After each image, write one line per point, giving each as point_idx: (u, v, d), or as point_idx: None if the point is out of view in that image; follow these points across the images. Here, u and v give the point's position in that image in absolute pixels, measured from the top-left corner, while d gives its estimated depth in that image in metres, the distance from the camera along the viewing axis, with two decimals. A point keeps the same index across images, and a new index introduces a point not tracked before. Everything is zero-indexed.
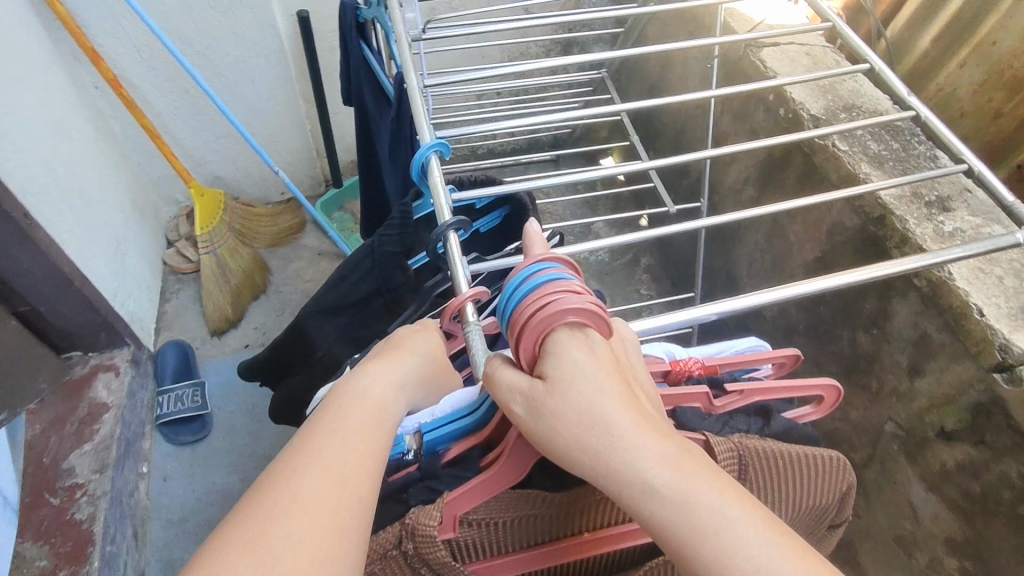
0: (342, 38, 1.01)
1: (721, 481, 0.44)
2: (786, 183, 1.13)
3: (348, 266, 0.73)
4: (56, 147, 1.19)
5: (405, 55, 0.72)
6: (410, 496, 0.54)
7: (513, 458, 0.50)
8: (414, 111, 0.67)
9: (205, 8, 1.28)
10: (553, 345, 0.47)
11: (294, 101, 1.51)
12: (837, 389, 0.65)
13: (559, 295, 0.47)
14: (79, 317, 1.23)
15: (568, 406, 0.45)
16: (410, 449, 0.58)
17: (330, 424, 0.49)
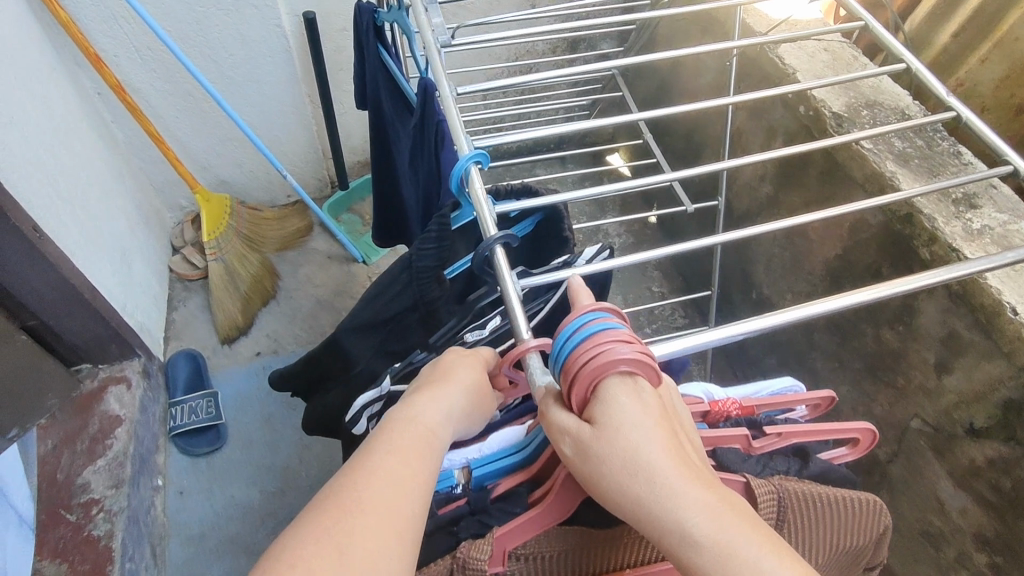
0: (357, 41, 0.98)
1: (763, 535, 0.42)
2: (805, 181, 1.12)
3: (386, 280, 0.72)
4: (61, 156, 1.16)
5: (434, 62, 0.70)
6: (462, 530, 0.53)
7: (569, 491, 0.50)
8: (449, 120, 0.65)
9: (209, 10, 1.25)
10: (604, 393, 0.46)
11: (299, 103, 1.49)
12: (873, 431, 0.66)
13: (611, 344, 0.46)
14: (89, 330, 1.20)
15: (616, 454, 0.44)
16: (460, 484, 0.60)
17: (377, 456, 0.47)
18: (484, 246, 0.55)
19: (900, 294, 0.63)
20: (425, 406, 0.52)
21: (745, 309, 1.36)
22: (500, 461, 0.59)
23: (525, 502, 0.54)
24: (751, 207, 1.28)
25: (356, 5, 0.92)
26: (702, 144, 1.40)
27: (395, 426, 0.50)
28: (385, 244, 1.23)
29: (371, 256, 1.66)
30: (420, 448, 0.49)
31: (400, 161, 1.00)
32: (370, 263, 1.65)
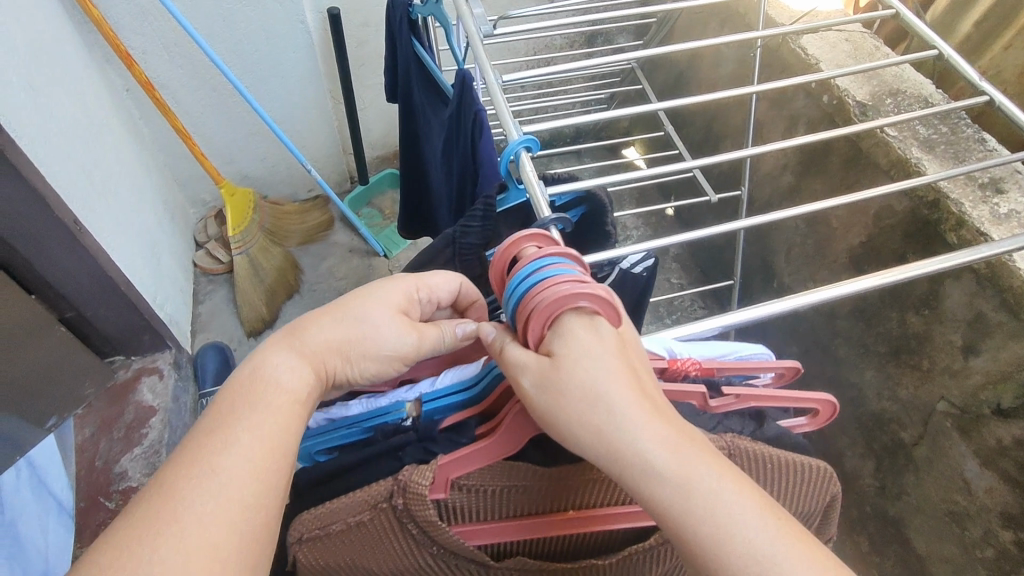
0: (391, 32, 1.00)
1: (718, 464, 0.46)
2: (828, 169, 1.14)
3: (428, 257, 0.74)
4: (95, 151, 1.18)
5: (479, 51, 0.71)
6: (406, 454, 0.54)
7: (513, 425, 0.50)
8: (496, 106, 0.66)
9: (237, 5, 1.27)
10: (563, 329, 0.48)
11: (321, 97, 1.50)
12: (834, 404, 0.63)
13: (572, 285, 0.48)
14: (123, 322, 1.23)
15: (574, 387, 0.47)
16: (409, 416, 0.57)
17: (228, 423, 0.47)
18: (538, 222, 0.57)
19: (936, 271, 0.65)
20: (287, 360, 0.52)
21: (765, 297, 1.38)
22: (453, 394, 0.56)
23: (472, 434, 0.53)
24: (773, 196, 1.30)
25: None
26: (722, 134, 1.42)
27: (253, 386, 0.50)
28: (410, 234, 1.25)
29: (391, 249, 1.67)
30: (286, 407, 0.49)
31: (431, 149, 1.02)
32: (390, 256, 1.66)
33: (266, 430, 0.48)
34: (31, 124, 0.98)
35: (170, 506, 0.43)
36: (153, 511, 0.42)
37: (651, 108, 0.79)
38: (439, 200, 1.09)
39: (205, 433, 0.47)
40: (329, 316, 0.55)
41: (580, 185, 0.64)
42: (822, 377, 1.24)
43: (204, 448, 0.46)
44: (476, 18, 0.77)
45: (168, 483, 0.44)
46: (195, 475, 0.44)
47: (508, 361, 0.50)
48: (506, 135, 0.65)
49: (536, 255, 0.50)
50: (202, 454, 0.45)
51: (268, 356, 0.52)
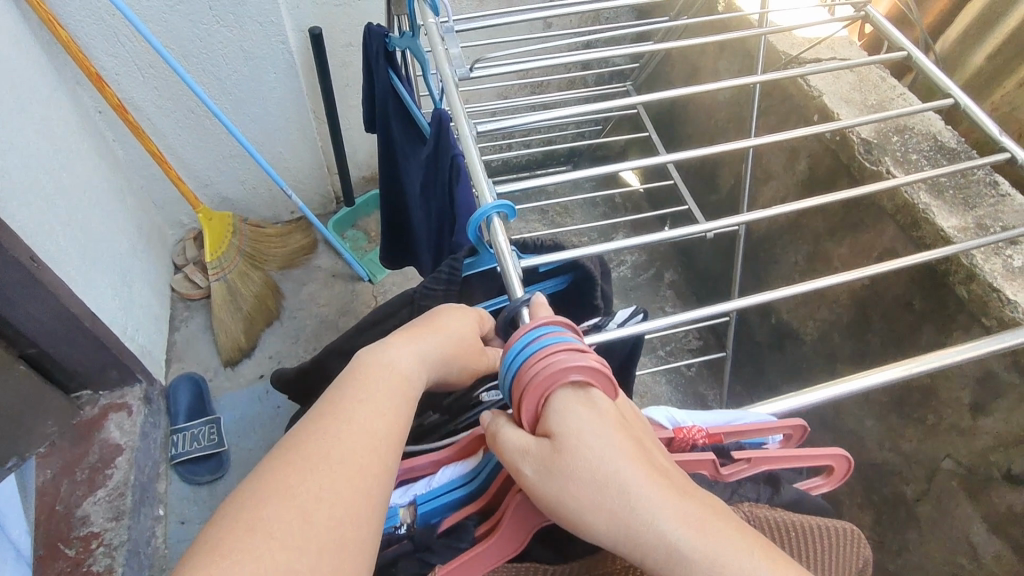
0: (369, 62, 0.94)
1: (744, 534, 0.40)
2: (828, 206, 1.09)
3: (386, 314, 0.67)
4: (61, 179, 1.12)
5: (453, 98, 0.66)
6: (402, 572, 0.47)
7: (513, 523, 0.46)
8: (471, 163, 0.61)
9: (214, 27, 1.21)
10: (559, 407, 0.43)
11: (305, 118, 1.45)
12: (847, 459, 0.60)
13: (563, 357, 0.43)
14: (88, 357, 1.17)
15: (578, 468, 0.41)
16: (404, 523, 0.50)
17: (345, 407, 0.45)
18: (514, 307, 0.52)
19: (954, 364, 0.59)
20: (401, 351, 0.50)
21: (762, 332, 1.32)
22: (448, 495, 0.51)
23: (470, 537, 0.48)
24: (771, 231, 1.24)
25: (369, 28, 0.89)
26: (719, 162, 1.36)
27: (366, 372, 0.47)
28: (391, 267, 1.19)
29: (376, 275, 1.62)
30: (399, 398, 0.47)
31: (410, 187, 0.96)
32: (375, 281, 1.61)
33: (383, 420, 0.45)
34: None
35: (287, 488, 0.39)
36: (270, 494, 0.39)
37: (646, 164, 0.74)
38: (419, 238, 1.03)
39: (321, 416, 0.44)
40: (426, 326, 0.53)
41: (560, 253, 0.59)
42: (820, 422, 1.18)
43: (321, 432, 0.43)
44: (453, 59, 0.71)
45: (286, 463, 0.41)
46: (313, 458, 0.41)
47: (503, 445, 0.44)
48: (479, 196, 0.59)
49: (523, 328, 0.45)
50: (318, 437, 0.43)
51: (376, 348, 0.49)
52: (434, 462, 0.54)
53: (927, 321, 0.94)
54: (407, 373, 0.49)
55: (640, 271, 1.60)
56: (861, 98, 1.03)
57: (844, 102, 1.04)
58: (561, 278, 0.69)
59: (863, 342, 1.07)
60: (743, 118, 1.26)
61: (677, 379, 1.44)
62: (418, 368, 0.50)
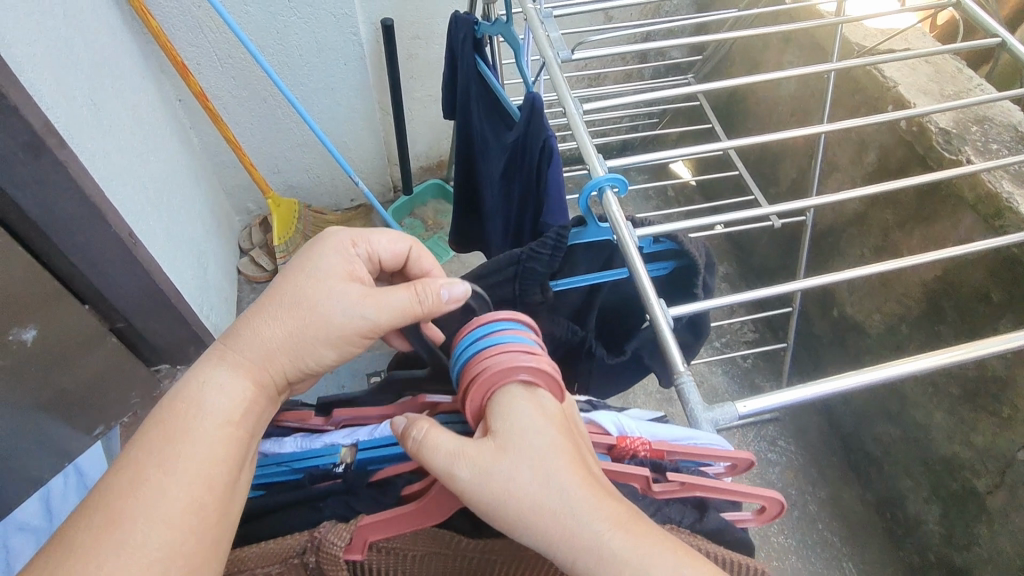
0: (451, 49, 0.98)
1: (672, 546, 0.43)
2: (900, 198, 1.09)
3: (491, 269, 0.70)
4: (149, 162, 1.18)
5: (557, 80, 0.68)
6: (326, 508, 0.50)
7: (441, 497, 0.45)
8: (580, 141, 0.63)
9: (291, 18, 1.26)
10: (503, 402, 0.45)
11: (370, 107, 1.49)
12: (785, 510, 0.52)
13: (511, 359, 0.46)
14: (171, 333, 1.23)
15: (513, 471, 0.43)
16: (342, 463, 0.53)
17: (156, 468, 0.42)
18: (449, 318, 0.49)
19: None
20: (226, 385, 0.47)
21: (823, 325, 1.33)
22: (386, 446, 0.53)
23: (397, 493, 0.50)
24: (837, 223, 1.25)
25: (455, 16, 0.92)
26: (781, 154, 1.37)
27: (182, 414, 0.45)
28: (458, 252, 1.23)
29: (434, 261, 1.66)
30: (223, 444, 0.45)
31: (487, 169, 0.99)
32: None
33: (200, 477, 0.43)
34: (90, 138, 0.98)
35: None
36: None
37: (721, 147, 0.74)
38: (490, 218, 1.07)
39: (126, 478, 0.42)
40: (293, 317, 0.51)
41: (667, 225, 0.61)
42: (884, 414, 1.19)
43: (122, 507, 0.41)
44: (551, 44, 0.74)
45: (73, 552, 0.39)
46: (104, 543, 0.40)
47: (437, 448, 0.44)
48: (588, 170, 0.61)
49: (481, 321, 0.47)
50: (118, 514, 0.41)
51: (204, 371, 0.48)
52: (381, 415, 0.58)
53: (1009, 311, 0.93)
54: (232, 415, 0.46)
55: None
56: (938, 90, 1.03)
57: (919, 92, 1.03)
58: (665, 263, 0.72)
59: (935, 335, 1.07)
60: (810, 111, 1.26)
61: (734, 370, 1.45)
62: (251, 383, 0.48)
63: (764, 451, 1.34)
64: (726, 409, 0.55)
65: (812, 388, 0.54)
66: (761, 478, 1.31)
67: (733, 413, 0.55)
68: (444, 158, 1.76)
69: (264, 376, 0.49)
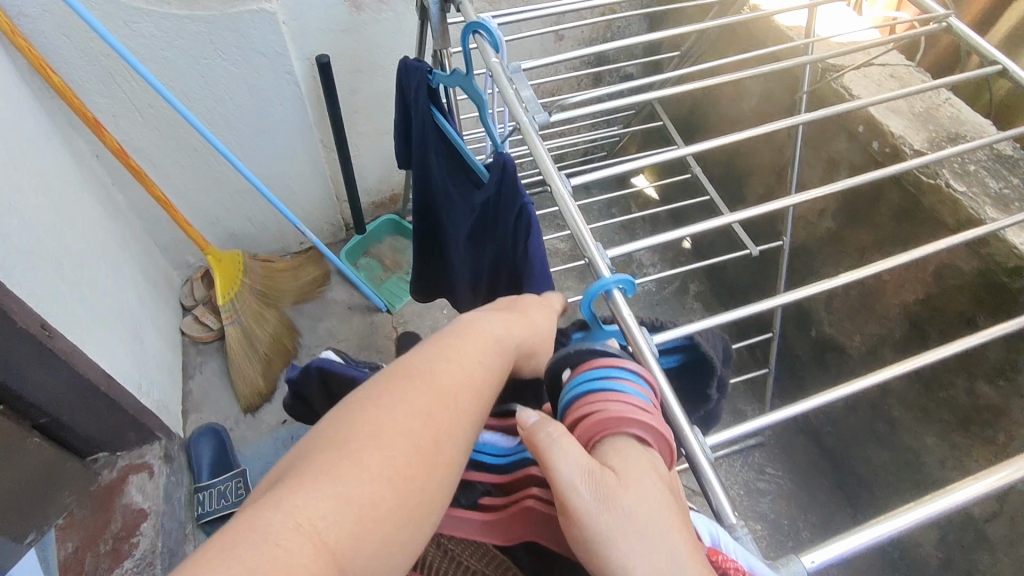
0: (406, 97, 0.90)
1: None
2: (875, 218, 1.05)
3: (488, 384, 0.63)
4: (64, 235, 1.05)
5: (538, 151, 0.62)
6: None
7: (521, 517, 0.43)
8: (572, 225, 0.59)
9: (214, 61, 1.15)
10: (620, 443, 0.41)
11: (313, 147, 1.39)
12: None
13: (632, 404, 0.43)
14: (106, 422, 1.10)
15: (634, 512, 0.37)
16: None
17: (406, 394, 0.42)
18: (587, 349, 0.47)
19: None
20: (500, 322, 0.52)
21: (802, 346, 1.29)
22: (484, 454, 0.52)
23: (474, 498, 0.48)
24: (810, 242, 1.21)
25: (406, 65, 0.84)
26: (746, 171, 1.33)
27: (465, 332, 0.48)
28: (422, 301, 1.14)
29: (394, 304, 1.58)
30: (466, 406, 0.43)
31: (450, 224, 0.93)
32: (394, 311, 1.57)
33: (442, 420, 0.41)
34: None
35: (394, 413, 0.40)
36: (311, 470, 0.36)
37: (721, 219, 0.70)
38: (455, 272, 1.00)
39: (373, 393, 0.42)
40: (517, 311, 0.55)
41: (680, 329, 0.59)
42: (873, 437, 1.16)
43: (358, 426, 0.39)
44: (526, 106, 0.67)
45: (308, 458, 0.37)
46: (346, 447, 0.38)
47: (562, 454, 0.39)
48: (591, 265, 0.57)
49: (611, 361, 0.45)
50: (363, 421, 0.39)
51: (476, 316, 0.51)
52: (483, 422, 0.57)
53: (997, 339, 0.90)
54: (475, 380, 0.45)
55: (663, 285, 1.56)
56: (908, 107, 0.99)
57: (890, 111, 0.99)
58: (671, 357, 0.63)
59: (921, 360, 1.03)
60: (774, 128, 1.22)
61: None
62: (503, 358, 0.49)
63: (752, 481, 1.30)
64: (793, 567, 0.45)
65: (878, 527, 0.48)
66: (751, 511, 1.26)
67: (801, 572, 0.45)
68: (396, 191, 1.66)
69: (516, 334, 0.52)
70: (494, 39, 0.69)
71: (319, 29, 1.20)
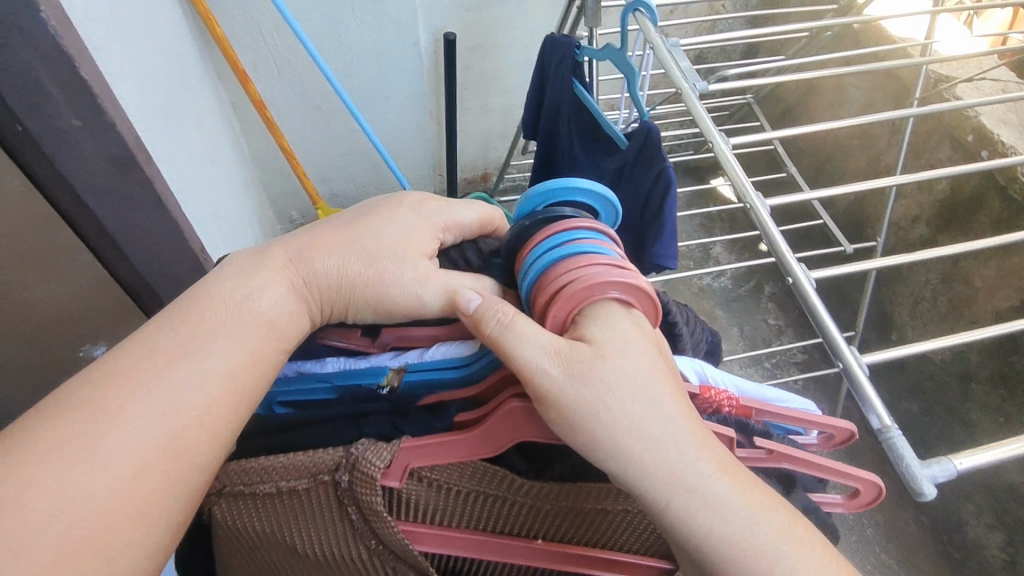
0: (544, 71, 0.98)
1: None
2: (974, 224, 1.09)
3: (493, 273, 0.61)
4: (210, 173, 1.16)
5: (697, 107, 0.68)
6: (368, 425, 0.52)
7: (485, 433, 0.49)
8: (733, 174, 0.63)
9: (353, 26, 1.25)
10: (591, 309, 0.49)
11: (423, 118, 1.48)
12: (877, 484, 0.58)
13: (600, 271, 0.49)
14: None
15: (602, 376, 0.47)
16: (388, 385, 0.54)
17: (92, 437, 0.41)
18: (544, 224, 0.53)
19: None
20: (268, 289, 0.50)
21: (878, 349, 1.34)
22: (435, 373, 0.53)
23: (449, 420, 0.51)
24: (900, 246, 1.26)
25: (554, 39, 0.92)
26: (838, 176, 1.39)
27: (222, 316, 0.48)
28: None
29: None
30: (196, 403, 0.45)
31: None
32: None
33: (158, 453, 0.42)
34: (164, 148, 0.96)
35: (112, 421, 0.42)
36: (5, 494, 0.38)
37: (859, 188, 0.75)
38: None
39: (47, 431, 0.41)
40: (337, 247, 0.53)
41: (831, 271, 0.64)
42: (947, 440, 1.19)
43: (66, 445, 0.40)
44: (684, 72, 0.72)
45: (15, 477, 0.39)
46: (17, 499, 0.38)
47: (528, 343, 0.46)
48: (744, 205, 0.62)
49: (563, 232, 0.50)
50: (75, 439, 0.41)
51: (243, 280, 0.50)
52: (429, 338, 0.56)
53: None
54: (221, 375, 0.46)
55: (740, 281, 1.61)
56: (1019, 120, 1.03)
57: (1001, 122, 1.03)
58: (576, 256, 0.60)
59: (1007, 365, 1.07)
60: (873, 133, 1.27)
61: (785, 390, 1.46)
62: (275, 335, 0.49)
63: None
64: (943, 465, 0.48)
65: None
66: None
67: (950, 469, 0.48)
68: (488, 170, 1.74)
69: (305, 308, 0.52)
70: (652, 17, 0.77)
71: (448, 6, 1.30)
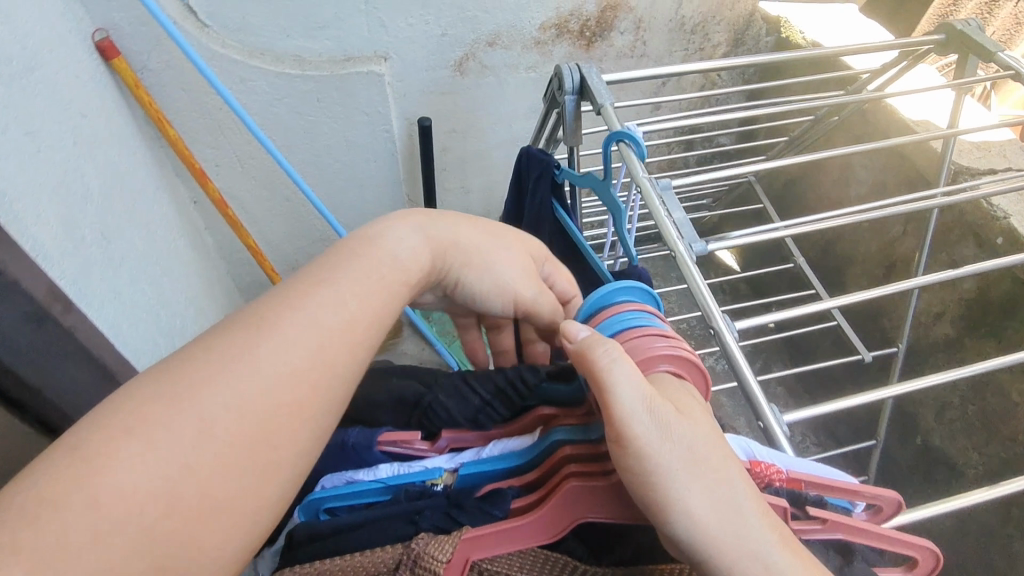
0: (521, 184, 0.88)
1: None
2: (1008, 332, 0.98)
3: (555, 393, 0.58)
4: (163, 285, 1.06)
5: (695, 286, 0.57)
6: (424, 519, 0.49)
7: (559, 507, 0.47)
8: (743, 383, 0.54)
9: (320, 118, 1.16)
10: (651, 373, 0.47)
11: (400, 201, 1.39)
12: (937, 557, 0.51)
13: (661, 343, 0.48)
14: None
15: (686, 439, 0.42)
16: (441, 482, 0.55)
17: (215, 384, 0.39)
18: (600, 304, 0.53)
19: None
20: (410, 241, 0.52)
21: (901, 452, 1.21)
22: (496, 464, 0.54)
23: (508, 506, 0.49)
24: (922, 344, 1.14)
25: (530, 153, 0.82)
26: (847, 260, 1.28)
27: (368, 263, 0.48)
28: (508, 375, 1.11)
29: None
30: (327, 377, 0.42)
31: None
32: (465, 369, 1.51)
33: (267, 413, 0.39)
34: (104, 280, 0.86)
35: (243, 363, 0.40)
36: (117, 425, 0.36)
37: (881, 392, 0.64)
38: None
39: (180, 364, 0.40)
40: (464, 225, 0.57)
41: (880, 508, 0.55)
42: (987, 567, 1.06)
43: (197, 377, 0.39)
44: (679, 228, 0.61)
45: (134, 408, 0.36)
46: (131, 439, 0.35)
47: (622, 384, 0.42)
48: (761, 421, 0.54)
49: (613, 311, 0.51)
50: (204, 370, 0.39)
51: (386, 234, 0.52)
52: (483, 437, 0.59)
53: None
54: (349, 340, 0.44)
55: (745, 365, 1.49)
56: None
57: None
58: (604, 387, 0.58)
59: None
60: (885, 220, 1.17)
61: None
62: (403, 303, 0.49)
63: None
64: None
65: None
66: None
67: None
68: None
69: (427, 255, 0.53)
70: (641, 153, 0.65)
71: (421, 92, 1.21)
